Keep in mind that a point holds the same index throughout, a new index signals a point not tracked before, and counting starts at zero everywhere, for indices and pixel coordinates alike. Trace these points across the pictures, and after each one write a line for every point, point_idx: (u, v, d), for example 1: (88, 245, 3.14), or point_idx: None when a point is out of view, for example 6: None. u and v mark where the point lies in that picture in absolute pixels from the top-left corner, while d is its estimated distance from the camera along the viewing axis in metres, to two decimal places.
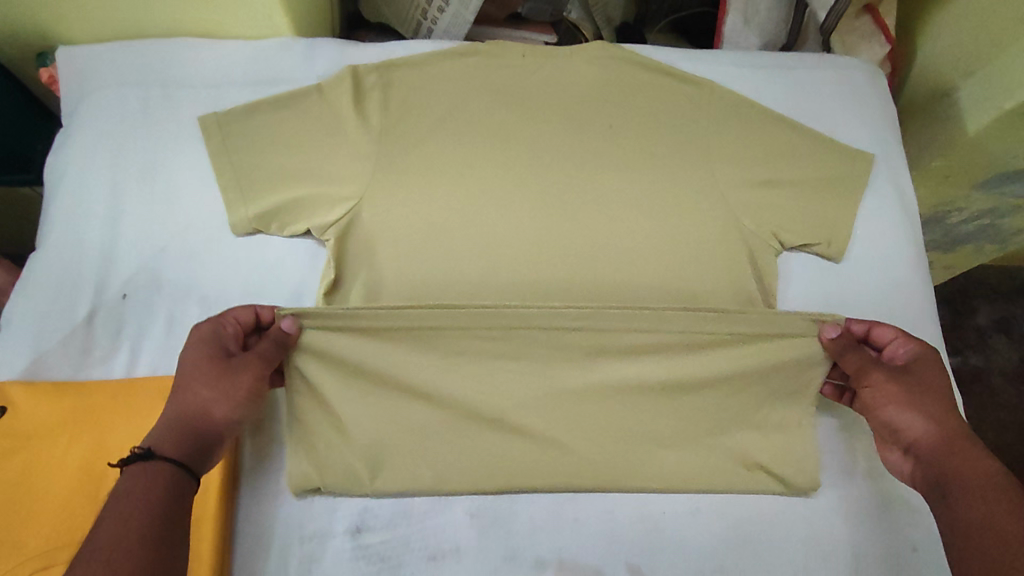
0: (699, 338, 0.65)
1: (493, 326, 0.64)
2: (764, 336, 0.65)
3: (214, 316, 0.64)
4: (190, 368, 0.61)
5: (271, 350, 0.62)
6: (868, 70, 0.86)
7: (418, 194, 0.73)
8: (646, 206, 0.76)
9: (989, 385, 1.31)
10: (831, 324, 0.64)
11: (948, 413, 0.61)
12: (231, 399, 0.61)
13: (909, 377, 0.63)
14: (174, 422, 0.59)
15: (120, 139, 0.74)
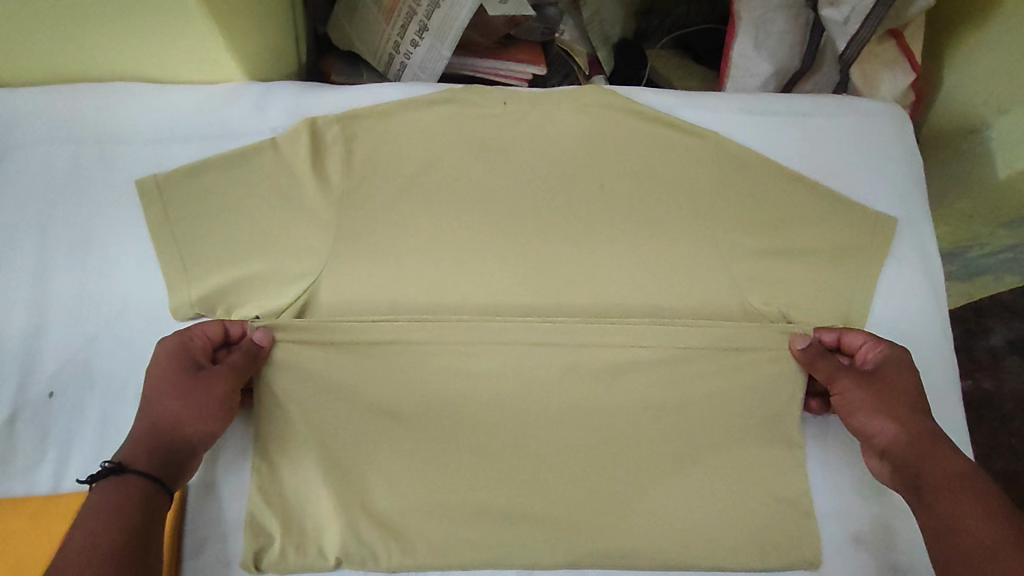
0: (681, 378, 0.64)
1: (469, 365, 0.62)
2: (750, 355, 0.64)
3: (179, 330, 0.60)
4: (162, 380, 0.58)
5: (241, 361, 0.59)
6: (892, 116, 0.77)
7: (383, 269, 0.66)
8: (639, 279, 0.68)
9: (1001, 411, 1.14)
10: (800, 335, 0.63)
11: (916, 414, 0.60)
12: (206, 412, 0.58)
13: (879, 380, 0.61)
14: (146, 436, 0.56)
15: (48, 205, 0.66)
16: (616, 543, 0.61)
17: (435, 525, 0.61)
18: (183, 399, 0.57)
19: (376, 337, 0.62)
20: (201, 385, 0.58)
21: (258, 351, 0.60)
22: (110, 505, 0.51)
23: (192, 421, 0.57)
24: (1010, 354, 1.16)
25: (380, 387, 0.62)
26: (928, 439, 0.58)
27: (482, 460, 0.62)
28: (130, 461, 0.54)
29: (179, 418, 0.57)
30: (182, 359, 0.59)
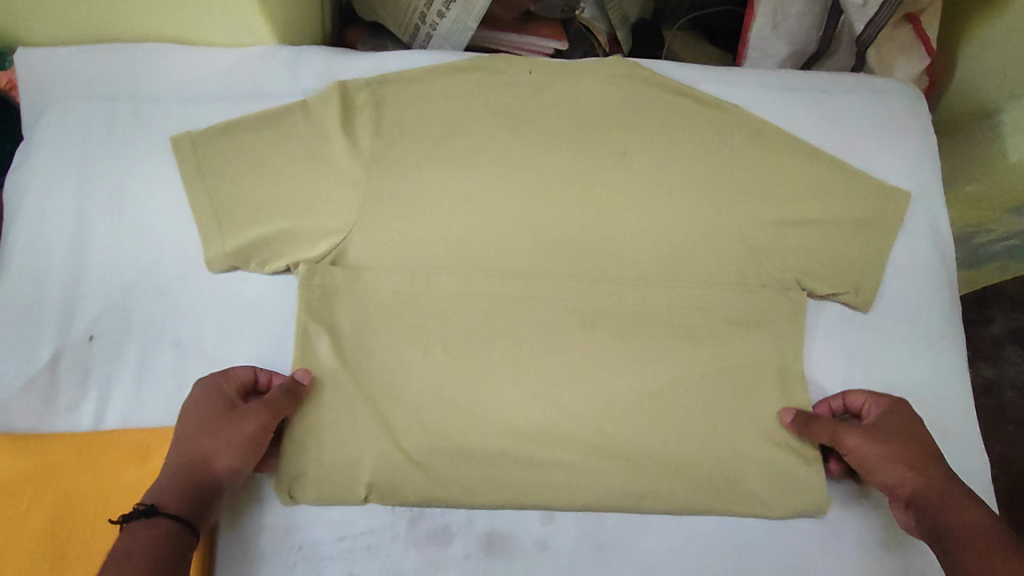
0: (691, 345, 0.67)
1: (497, 333, 0.66)
2: (761, 320, 0.68)
3: (216, 371, 0.61)
4: (196, 418, 0.58)
5: (278, 397, 0.59)
6: (907, 94, 0.79)
7: (410, 226, 0.67)
8: (658, 243, 0.70)
9: (1000, 400, 1.12)
10: (786, 410, 0.64)
11: (926, 464, 0.59)
12: (239, 449, 0.57)
13: (881, 433, 0.61)
14: (178, 472, 0.56)
15: (84, 159, 0.67)
16: (632, 490, 0.62)
17: (457, 476, 0.62)
18: (218, 435, 0.57)
19: (408, 296, 0.66)
20: (237, 422, 0.57)
21: (298, 388, 0.61)
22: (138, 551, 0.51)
23: (223, 459, 0.57)
24: (1011, 343, 1.15)
25: (407, 344, 0.65)
26: (945, 484, 0.58)
27: (504, 418, 0.63)
28: (162, 502, 0.54)
29: (213, 455, 0.57)
30: (215, 396, 0.59)
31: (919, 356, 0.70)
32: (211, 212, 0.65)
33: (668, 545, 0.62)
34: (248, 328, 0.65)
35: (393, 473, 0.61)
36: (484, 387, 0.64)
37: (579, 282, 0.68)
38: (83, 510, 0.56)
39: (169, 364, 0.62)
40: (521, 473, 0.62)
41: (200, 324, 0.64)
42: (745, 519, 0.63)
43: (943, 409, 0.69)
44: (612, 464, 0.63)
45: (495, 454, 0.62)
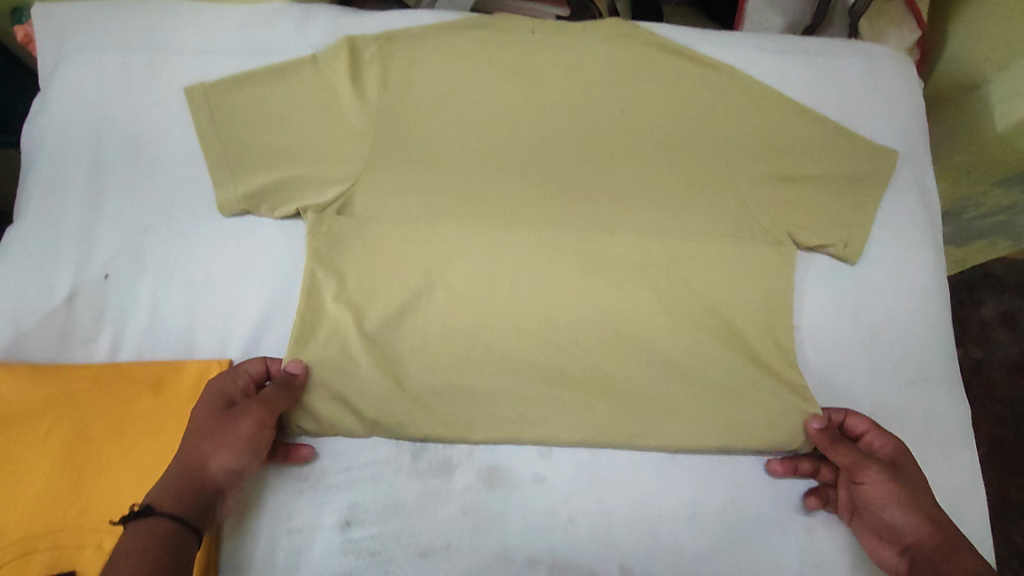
0: (686, 294, 0.69)
1: (497, 280, 0.68)
2: (757, 270, 0.70)
3: (228, 367, 0.61)
4: (193, 420, 0.57)
5: (273, 395, 0.59)
6: (897, 59, 0.81)
7: (414, 177, 0.69)
8: (654, 196, 0.72)
9: (988, 379, 1.14)
10: (817, 416, 0.64)
11: (938, 511, 0.58)
12: (238, 448, 0.56)
13: (900, 472, 0.60)
14: (175, 475, 0.54)
15: (100, 108, 0.70)
16: (626, 429, 0.64)
17: (457, 415, 0.64)
18: (216, 435, 0.56)
19: (411, 245, 0.68)
20: (235, 420, 0.56)
21: (291, 380, 0.61)
22: (136, 548, 0.48)
23: (221, 460, 0.55)
24: (1000, 326, 1.17)
25: (410, 290, 0.67)
26: (951, 531, 0.56)
27: (502, 361, 0.66)
28: (159, 501, 0.51)
29: (211, 456, 0.55)
30: (216, 399, 0.58)
31: (905, 308, 0.73)
32: (223, 155, 0.67)
33: (659, 480, 0.65)
34: (258, 270, 0.67)
35: (396, 411, 0.63)
36: (485, 331, 0.66)
37: (576, 231, 0.70)
38: (99, 434, 0.59)
39: (181, 302, 0.65)
40: (518, 412, 0.64)
41: (211, 265, 0.66)
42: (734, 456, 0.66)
43: (928, 360, 0.71)
44: (607, 407, 0.65)
45: (493, 395, 0.65)
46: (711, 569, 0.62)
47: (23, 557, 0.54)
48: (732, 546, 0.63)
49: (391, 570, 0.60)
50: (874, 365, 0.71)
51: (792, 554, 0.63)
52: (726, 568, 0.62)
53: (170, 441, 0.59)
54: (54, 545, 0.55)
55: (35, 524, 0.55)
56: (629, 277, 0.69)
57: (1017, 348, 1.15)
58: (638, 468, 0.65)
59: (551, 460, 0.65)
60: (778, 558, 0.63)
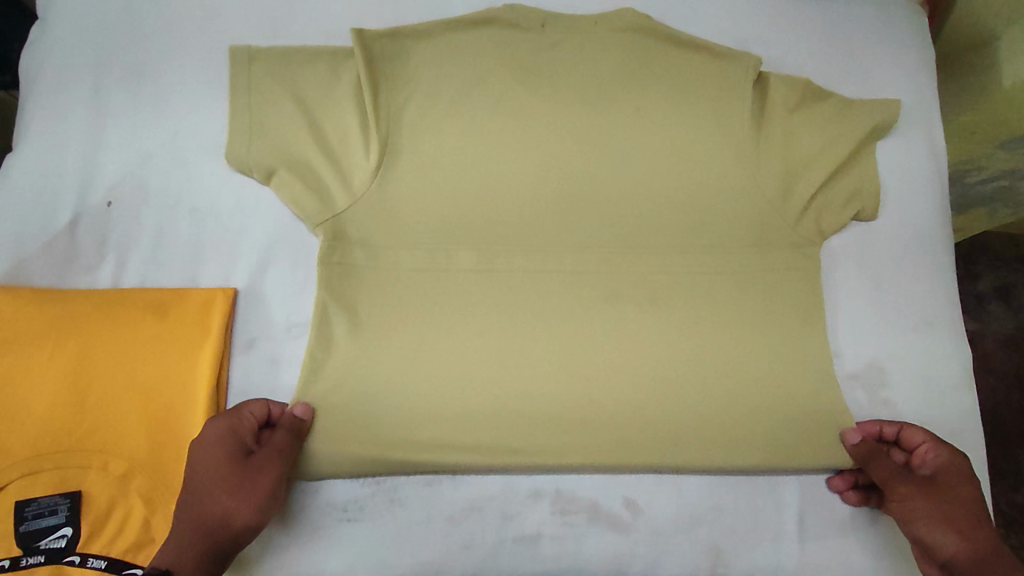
0: (696, 239, 0.67)
1: (497, 224, 0.65)
2: (771, 217, 0.66)
3: (229, 411, 0.57)
4: (207, 474, 0.53)
5: (286, 444, 0.56)
6: (910, 6, 0.80)
7: (413, 113, 0.65)
8: (665, 130, 0.66)
9: (981, 350, 1.15)
10: (852, 430, 0.62)
11: (979, 527, 0.56)
12: (257, 505, 0.53)
13: (940, 491, 0.58)
14: (193, 537, 0.51)
15: (102, 34, 0.68)
16: (631, 372, 0.63)
17: (461, 353, 0.62)
18: (236, 491, 0.53)
19: (406, 187, 0.64)
20: (254, 475, 0.54)
21: (300, 426, 0.58)
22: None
23: (240, 519, 0.53)
24: (996, 300, 1.16)
25: (411, 230, 0.64)
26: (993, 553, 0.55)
27: (505, 304, 0.64)
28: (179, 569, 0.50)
29: (230, 514, 0.52)
30: (226, 448, 0.55)
31: (912, 254, 0.72)
32: (242, 158, 0.64)
33: (668, 442, 0.62)
34: (260, 206, 0.65)
35: (401, 346, 0.62)
36: (486, 272, 0.65)
37: (579, 173, 0.66)
38: (102, 359, 0.58)
39: (185, 233, 0.64)
40: (522, 352, 0.63)
41: (214, 196, 0.65)
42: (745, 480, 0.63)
43: (934, 306, 0.71)
44: (612, 349, 0.64)
45: (498, 337, 0.63)
46: (714, 502, 0.63)
47: (31, 476, 0.54)
48: (731, 483, 0.63)
49: (398, 495, 0.61)
50: (878, 310, 0.71)
51: (793, 491, 0.64)
52: (728, 502, 0.63)
53: (176, 368, 0.59)
54: (59, 465, 0.55)
55: (42, 443, 0.55)
56: (635, 219, 0.66)
57: (1011, 321, 1.15)
58: (643, 421, 0.62)
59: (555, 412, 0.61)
60: (779, 495, 0.63)
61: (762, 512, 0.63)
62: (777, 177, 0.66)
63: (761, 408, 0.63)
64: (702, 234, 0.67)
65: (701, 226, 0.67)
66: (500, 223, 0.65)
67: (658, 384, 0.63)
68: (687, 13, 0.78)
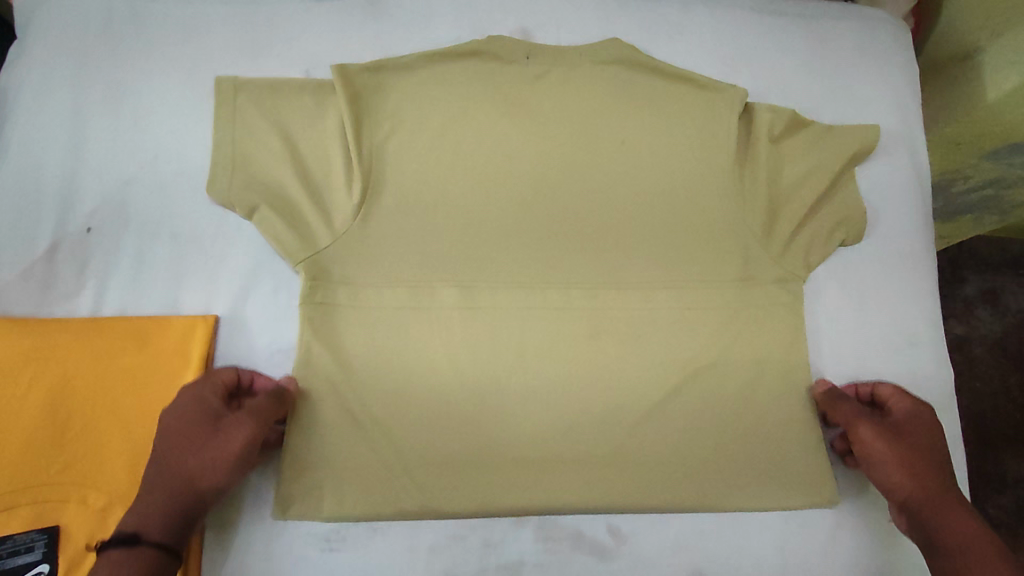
0: (674, 266, 0.69)
1: (482, 249, 0.67)
2: (746, 244, 0.69)
3: (205, 373, 0.58)
4: (175, 435, 0.55)
5: (263, 409, 0.56)
6: (893, 24, 0.80)
7: (398, 145, 0.68)
8: (644, 164, 0.70)
9: (969, 355, 1.15)
10: (822, 380, 0.66)
11: (935, 470, 0.60)
12: (224, 468, 0.55)
13: (901, 434, 0.61)
14: (160, 495, 0.53)
15: (81, 56, 0.67)
16: (613, 394, 0.65)
17: (446, 378, 0.64)
18: (202, 453, 0.54)
19: (392, 220, 0.66)
20: (221, 438, 0.55)
21: (282, 394, 0.59)
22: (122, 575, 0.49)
23: (209, 482, 0.54)
24: (982, 304, 1.17)
25: (402, 257, 0.66)
26: (951, 503, 0.58)
27: (492, 327, 0.66)
28: (143, 530, 0.51)
29: (196, 477, 0.54)
30: (196, 407, 0.56)
31: (896, 276, 0.72)
32: (223, 194, 0.64)
33: (649, 467, 0.63)
34: (242, 232, 0.65)
35: (387, 372, 0.63)
36: (470, 298, 0.66)
37: (561, 203, 0.69)
38: (82, 389, 0.58)
39: (167, 258, 0.63)
40: (505, 373, 0.65)
41: (197, 220, 0.65)
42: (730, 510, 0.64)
43: (918, 326, 0.71)
44: (591, 372, 0.66)
45: (486, 360, 0.65)
46: (696, 527, 0.64)
47: (8, 510, 0.54)
48: (720, 505, 0.63)
49: (381, 527, 0.61)
50: (860, 331, 0.71)
51: (774, 515, 0.64)
52: (711, 527, 0.64)
53: (157, 397, 0.58)
54: (37, 499, 0.54)
55: (20, 477, 0.55)
56: (616, 246, 0.69)
57: (997, 325, 1.16)
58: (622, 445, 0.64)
59: (539, 432, 0.63)
60: (760, 520, 0.64)
61: (743, 536, 0.64)
62: (759, 201, 0.70)
63: (738, 432, 0.65)
64: (681, 260, 0.69)
65: (680, 252, 0.69)
66: (484, 249, 0.67)
67: (641, 404, 0.65)
68: (674, 27, 0.76)
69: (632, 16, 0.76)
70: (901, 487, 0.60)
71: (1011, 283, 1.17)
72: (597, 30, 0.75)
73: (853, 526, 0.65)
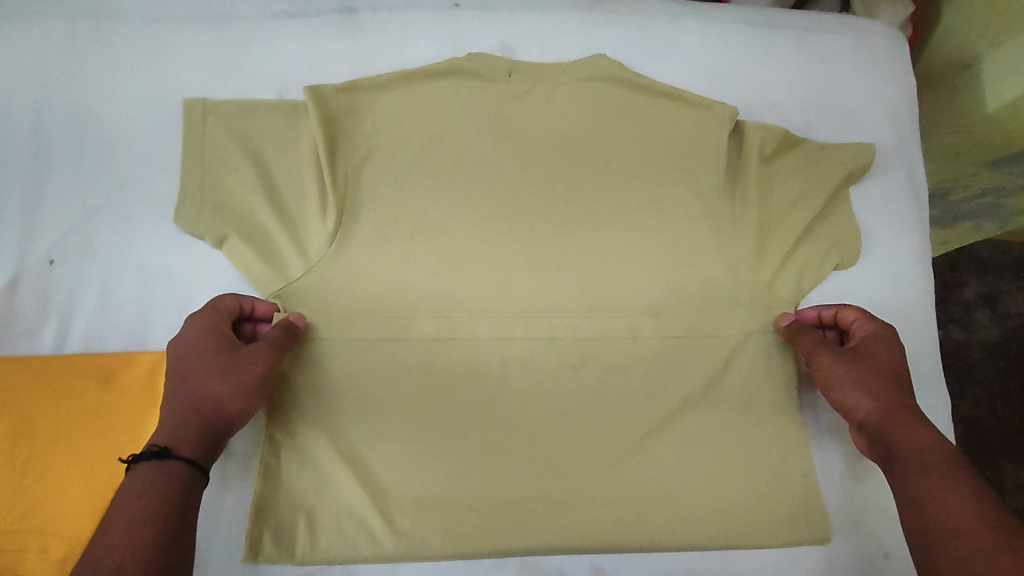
0: (662, 293, 0.66)
1: (462, 276, 0.65)
2: (737, 270, 0.66)
3: (209, 304, 0.58)
4: (199, 360, 0.55)
5: (280, 336, 0.57)
6: (891, 35, 0.77)
7: (374, 169, 0.65)
8: (629, 187, 0.68)
9: (966, 359, 1.12)
10: (786, 313, 0.65)
11: (895, 389, 0.59)
12: (248, 390, 0.55)
13: (860, 357, 0.61)
14: (187, 419, 0.53)
15: (43, 78, 0.65)
16: (598, 427, 0.63)
17: (425, 412, 0.62)
18: (225, 374, 0.54)
19: (369, 247, 0.64)
20: (241, 363, 0.55)
21: (294, 329, 0.59)
22: (151, 492, 0.47)
23: (234, 406, 0.54)
24: (982, 307, 1.14)
25: (378, 286, 0.63)
26: (906, 417, 0.57)
27: (473, 358, 0.63)
28: (175, 446, 0.50)
29: (222, 400, 0.54)
30: (207, 333, 0.56)
31: (892, 299, 0.70)
32: (193, 225, 0.62)
33: (635, 505, 0.62)
34: (212, 264, 0.63)
35: (364, 407, 0.61)
36: (449, 328, 0.64)
37: (544, 228, 0.67)
38: (44, 432, 0.56)
39: (133, 291, 0.61)
40: (487, 408, 0.63)
41: (165, 251, 0.62)
42: (718, 548, 0.62)
43: (914, 351, 0.69)
44: (575, 405, 0.63)
45: (467, 391, 0.63)
46: (684, 566, 0.62)
47: None
48: (708, 542, 0.61)
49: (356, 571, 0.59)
50: None
51: (764, 553, 0.63)
52: (699, 566, 0.62)
53: (124, 439, 0.57)
54: None
55: None
56: (601, 272, 0.66)
57: (997, 329, 1.12)
58: (608, 481, 0.62)
59: (520, 466, 0.61)
60: (750, 558, 0.62)
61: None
62: (750, 224, 0.67)
63: (727, 467, 0.63)
64: (669, 287, 0.67)
65: (667, 278, 0.67)
66: (464, 277, 0.65)
67: (626, 436, 0.63)
68: (663, 42, 0.74)
69: (618, 31, 0.73)
70: (860, 408, 0.59)
71: (1011, 286, 1.14)
72: (582, 46, 0.73)
73: (845, 564, 0.63)
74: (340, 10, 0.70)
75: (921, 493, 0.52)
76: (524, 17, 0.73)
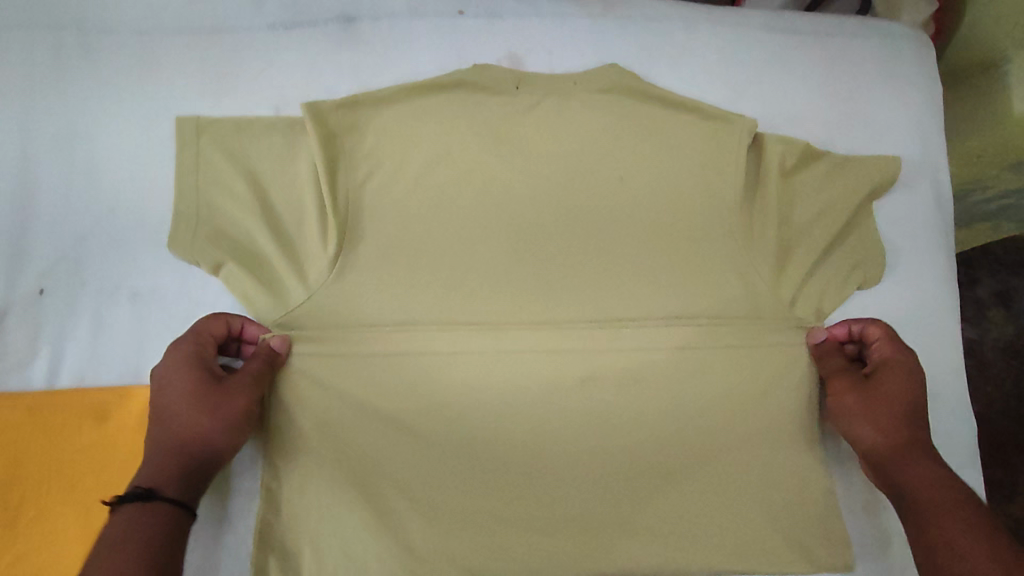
0: (677, 316, 0.63)
1: (466, 300, 0.62)
2: (756, 292, 0.63)
3: (191, 329, 0.56)
4: (185, 392, 0.54)
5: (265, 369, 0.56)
6: (917, 40, 0.74)
7: (375, 188, 0.62)
8: (644, 204, 0.64)
9: (976, 360, 1.04)
10: (819, 328, 0.63)
11: (906, 423, 0.57)
12: (231, 427, 0.54)
13: (873, 390, 0.59)
14: (163, 463, 0.51)
15: (29, 95, 0.62)
16: (611, 458, 0.61)
17: (431, 444, 0.60)
18: (206, 416, 0.53)
19: (369, 272, 0.61)
20: (226, 399, 0.54)
21: (275, 358, 0.58)
22: (133, 540, 0.46)
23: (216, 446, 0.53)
24: (996, 306, 1.05)
25: (382, 311, 0.61)
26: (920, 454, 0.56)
27: (481, 386, 0.61)
28: (158, 486, 0.49)
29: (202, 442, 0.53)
30: (188, 366, 0.55)
31: (918, 319, 0.67)
32: (186, 251, 0.59)
33: (651, 538, 0.60)
34: (208, 293, 0.60)
35: (368, 440, 0.59)
36: (454, 355, 0.61)
37: (553, 248, 0.63)
38: (36, 468, 0.55)
39: (126, 321, 0.59)
40: (495, 438, 0.60)
41: (158, 278, 0.60)
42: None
43: (941, 374, 0.66)
44: (587, 436, 0.61)
45: (478, 421, 0.60)
46: None
47: None
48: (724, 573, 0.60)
49: None
50: None
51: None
52: None
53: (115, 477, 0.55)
54: None
55: None
56: (613, 295, 0.63)
57: (1012, 328, 1.04)
58: (622, 514, 0.60)
59: (530, 497, 0.59)
60: None
61: None
62: (769, 243, 0.64)
63: (746, 498, 0.61)
64: (685, 310, 0.64)
65: (683, 301, 0.64)
66: (469, 301, 0.62)
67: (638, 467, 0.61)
68: (677, 49, 0.70)
69: (630, 38, 0.70)
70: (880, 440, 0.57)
71: None
72: (592, 54, 0.69)
73: None
74: (338, 19, 0.67)
75: (934, 537, 0.50)
76: (531, 24, 0.69)
